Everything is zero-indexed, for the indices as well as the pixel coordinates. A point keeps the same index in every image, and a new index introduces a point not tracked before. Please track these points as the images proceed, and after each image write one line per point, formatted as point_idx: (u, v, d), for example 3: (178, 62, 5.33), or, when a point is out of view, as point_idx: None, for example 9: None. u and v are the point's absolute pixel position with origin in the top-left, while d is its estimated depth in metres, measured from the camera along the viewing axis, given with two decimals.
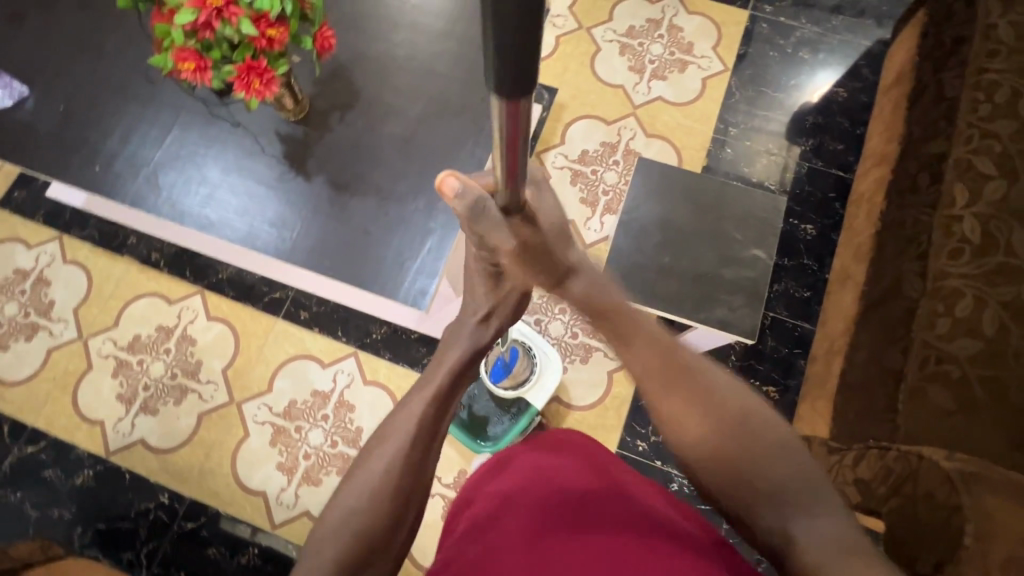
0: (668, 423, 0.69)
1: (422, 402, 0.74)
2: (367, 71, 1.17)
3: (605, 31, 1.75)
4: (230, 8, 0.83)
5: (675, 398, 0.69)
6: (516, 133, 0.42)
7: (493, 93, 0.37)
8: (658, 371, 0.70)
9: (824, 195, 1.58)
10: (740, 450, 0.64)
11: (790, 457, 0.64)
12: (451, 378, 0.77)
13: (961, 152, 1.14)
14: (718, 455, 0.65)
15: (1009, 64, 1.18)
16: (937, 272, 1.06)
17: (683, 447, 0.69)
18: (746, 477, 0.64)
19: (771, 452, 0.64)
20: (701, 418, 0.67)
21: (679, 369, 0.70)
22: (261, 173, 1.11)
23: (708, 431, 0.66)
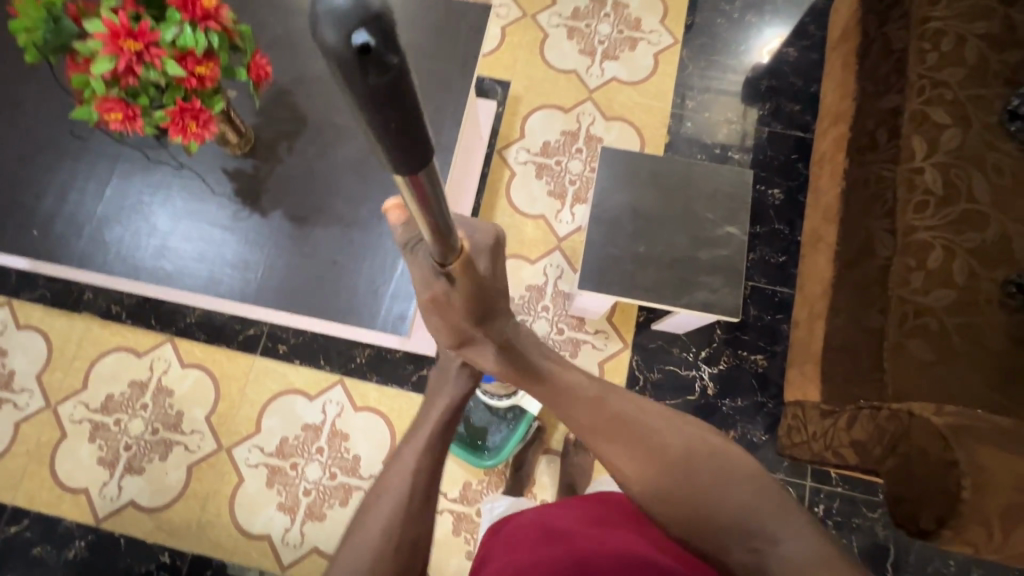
0: (621, 471, 0.69)
1: (414, 454, 0.70)
2: (310, 93, 1.11)
3: (550, 16, 1.71)
4: (150, 49, 0.76)
5: (619, 449, 0.68)
6: (426, 200, 0.35)
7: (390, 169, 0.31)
8: (598, 426, 0.69)
9: (787, 158, 1.58)
10: (692, 490, 0.64)
11: (744, 482, 0.63)
12: (440, 430, 0.74)
13: (915, 104, 1.15)
14: (673, 497, 0.65)
15: (951, 10, 1.19)
16: (906, 228, 1.08)
17: (639, 497, 0.68)
18: (704, 516, 0.63)
19: (724, 485, 0.63)
20: (649, 465, 0.66)
21: (616, 418, 0.68)
22: (214, 215, 1.06)
23: (658, 479, 0.66)
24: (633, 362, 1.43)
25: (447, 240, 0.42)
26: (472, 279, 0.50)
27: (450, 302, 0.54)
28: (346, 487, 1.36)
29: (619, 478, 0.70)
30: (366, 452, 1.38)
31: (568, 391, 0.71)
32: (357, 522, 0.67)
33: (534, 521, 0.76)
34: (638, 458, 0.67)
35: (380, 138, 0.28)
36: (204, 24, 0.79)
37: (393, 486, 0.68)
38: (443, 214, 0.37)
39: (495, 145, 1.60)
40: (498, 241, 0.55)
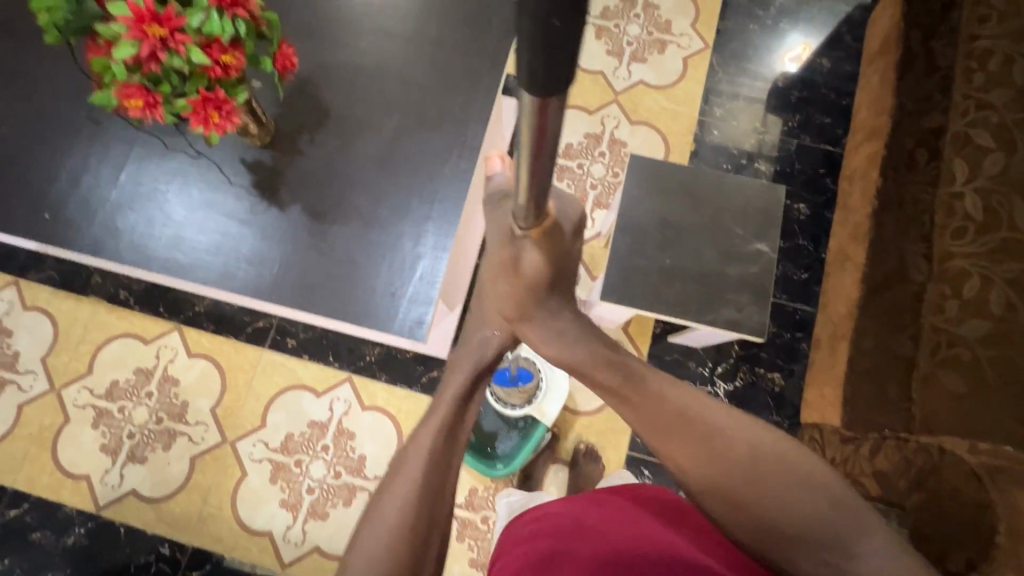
0: (681, 468, 0.69)
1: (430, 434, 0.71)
2: (335, 83, 1.08)
3: None
4: (176, 36, 0.73)
5: (684, 445, 0.69)
6: (543, 138, 0.35)
7: (523, 94, 0.32)
8: (660, 421, 0.71)
9: (814, 172, 1.54)
10: (763, 497, 0.64)
11: (816, 494, 0.63)
12: (456, 405, 0.75)
13: (959, 124, 1.11)
14: (743, 503, 0.65)
15: (1000, 30, 1.15)
16: (942, 253, 1.05)
17: (700, 497, 0.68)
18: (772, 523, 0.63)
19: (795, 491, 0.63)
20: (712, 464, 0.67)
21: (676, 414, 0.71)
22: (230, 207, 1.03)
23: (721, 478, 0.66)
24: None
25: (536, 204, 0.47)
26: (545, 243, 0.59)
27: (519, 266, 0.64)
28: (349, 487, 1.34)
29: (678, 477, 0.70)
30: (372, 452, 1.36)
31: (636, 384, 0.73)
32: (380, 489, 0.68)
33: (555, 514, 0.75)
34: (708, 458, 0.67)
35: (531, 67, 0.29)
36: (232, 11, 0.75)
37: (410, 459, 0.69)
38: (551, 164, 0.39)
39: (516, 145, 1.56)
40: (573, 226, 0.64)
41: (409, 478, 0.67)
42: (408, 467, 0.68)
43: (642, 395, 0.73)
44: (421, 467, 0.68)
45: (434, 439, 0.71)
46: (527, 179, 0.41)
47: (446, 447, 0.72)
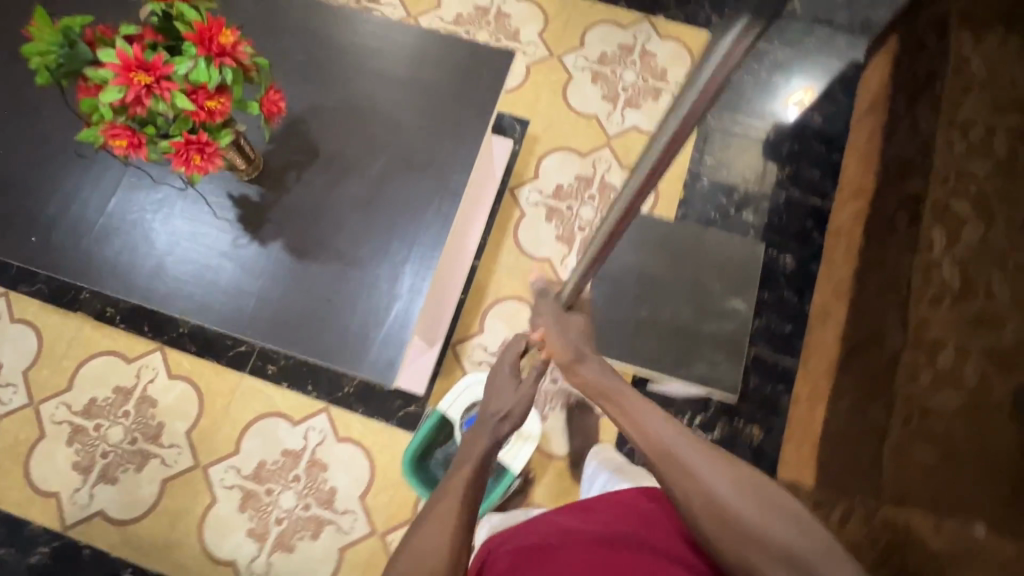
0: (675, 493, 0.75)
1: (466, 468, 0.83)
2: (325, 123, 1.10)
3: (577, 59, 1.72)
4: (162, 83, 0.75)
5: (676, 467, 0.76)
6: (697, 113, 0.51)
7: (704, 64, 0.46)
8: (658, 450, 0.79)
9: (802, 225, 1.55)
10: (746, 515, 0.70)
11: (790, 522, 0.69)
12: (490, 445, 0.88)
13: (939, 191, 1.11)
14: (732, 518, 0.70)
15: (983, 100, 1.16)
16: (919, 321, 1.03)
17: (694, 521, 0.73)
18: (754, 545, 0.69)
19: (771, 515, 0.70)
20: (701, 486, 0.73)
21: (669, 443, 0.78)
22: (213, 240, 1.05)
23: (711, 500, 0.72)
24: None
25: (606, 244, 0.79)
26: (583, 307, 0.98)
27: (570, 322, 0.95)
28: (318, 519, 1.33)
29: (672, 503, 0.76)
30: (343, 485, 1.35)
31: (633, 412, 0.84)
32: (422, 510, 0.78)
33: (534, 519, 0.81)
34: (700, 482, 0.74)
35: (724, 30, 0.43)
36: (219, 60, 0.78)
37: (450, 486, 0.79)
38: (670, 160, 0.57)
39: (507, 183, 1.59)
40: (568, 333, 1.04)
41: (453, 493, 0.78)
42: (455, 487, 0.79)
43: (637, 417, 0.84)
44: (465, 487, 0.79)
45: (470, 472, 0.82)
46: (649, 167, 0.58)
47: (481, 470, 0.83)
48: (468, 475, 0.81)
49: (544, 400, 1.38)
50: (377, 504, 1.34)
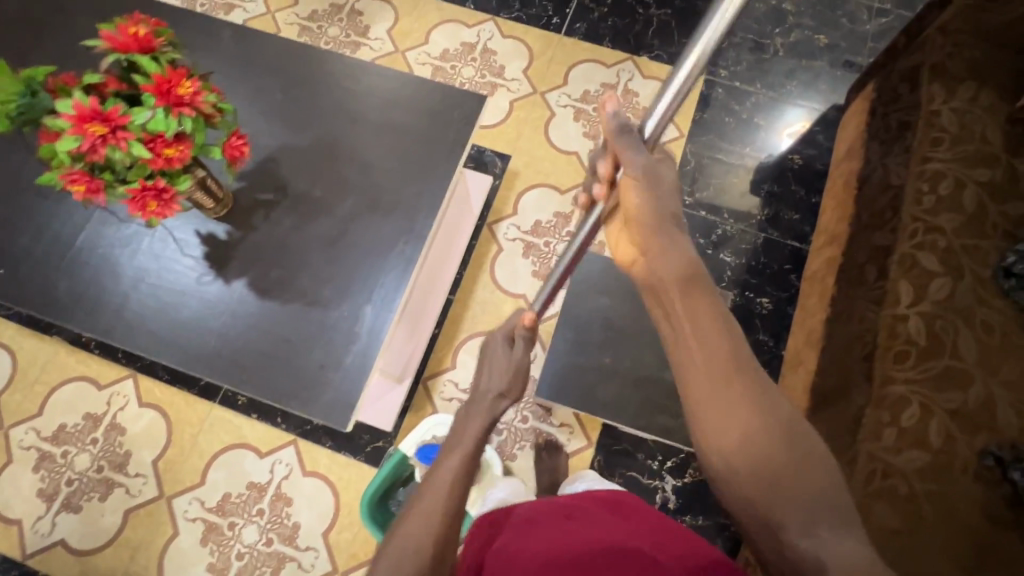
0: (707, 408, 0.59)
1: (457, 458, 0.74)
2: (295, 162, 1.12)
3: (560, 96, 1.74)
4: (117, 133, 0.77)
5: (714, 368, 0.60)
6: None
7: None
8: (716, 364, 0.60)
9: (780, 267, 1.55)
10: (782, 438, 0.57)
11: (822, 476, 0.56)
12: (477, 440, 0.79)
13: (906, 246, 1.10)
14: (762, 449, 0.57)
15: (953, 153, 1.17)
16: (882, 377, 1.02)
17: (710, 449, 0.60)
18: (774, 482, 0.56)
19: (806, 462, 0.56)
20: (745, 412, 0.58)
21: (733, 363, 0.60)
22: (179, 276, 1.06)
23: (750, 428, 0.57)
24: (595, 462, 1.36)
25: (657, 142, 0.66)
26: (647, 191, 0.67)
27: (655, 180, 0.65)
28: (279, 555, 1.31)
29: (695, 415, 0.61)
30: (306, 520, 1.33)
31: (705, 338, 0.61)
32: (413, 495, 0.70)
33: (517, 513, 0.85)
34: (735, 400, 0.58)
35: None
36: (177, 110, 0.80)
37: (441, 472, 0.71)
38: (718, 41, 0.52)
39: (485, 218, 1.60)
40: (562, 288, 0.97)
41: (445, 477, 0.70)
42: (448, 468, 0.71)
43: (698, 333, 0.61)
44: (459, 469, 0.72)
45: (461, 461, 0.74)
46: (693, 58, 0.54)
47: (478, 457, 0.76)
48: (463, 459, 0.74)
49: (514, 438, 1.37)
50: (340, 542, 1.32)
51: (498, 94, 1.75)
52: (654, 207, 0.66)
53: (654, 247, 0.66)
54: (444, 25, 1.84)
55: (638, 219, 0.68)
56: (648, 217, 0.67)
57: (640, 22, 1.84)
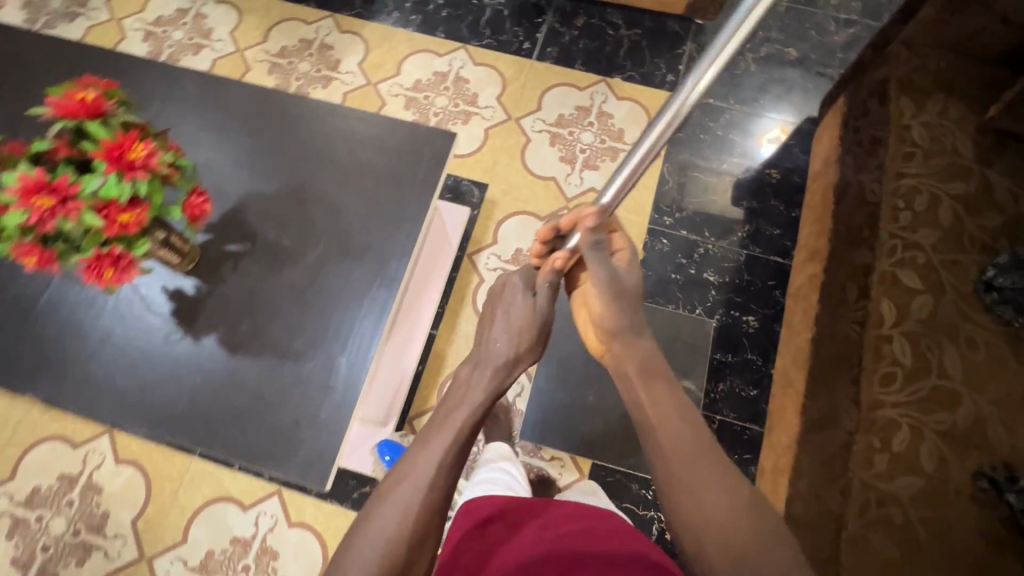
0: (688, 496, 0.77)
1: (449, 436, 0.87)
2: (262, 210, 1.09)
3: (534, 121, 1.74)
4: (68, 203, 0.75)
5: (687, 454, 0.80)
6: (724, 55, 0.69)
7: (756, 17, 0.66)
8: (685, 450, 0.80)
9: (763, 284, 1.54)
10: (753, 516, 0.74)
11: (779, 554, 0.72)
12: (471, 416, 0.91)
13: (885, 264, 1.09)
14: (724, 531, 0.74)
15: (926, 167, 1.17)
16: (871, 401, 1.00)
17: (679, 525, 0.77)
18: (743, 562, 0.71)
19: (767, 545, 0.73)
20: (717, 496, 0.76)
21: (701, 451, 0.80)
22: (145, 334, 1.02)
23: (722, 516, 0.74)
24: None
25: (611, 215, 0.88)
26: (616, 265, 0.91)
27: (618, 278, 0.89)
28: None
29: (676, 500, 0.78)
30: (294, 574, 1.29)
31: (666, 431, 0.82)
32: (405, 456, 0.85)
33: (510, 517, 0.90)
34: (706, 482, 0.77)
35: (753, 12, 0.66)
36: (131, 175, 0.78)
37: (433, 445, 0.86)
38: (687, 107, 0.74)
39: (465, 249, 1.58)
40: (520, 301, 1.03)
41: (430, 457, 0.84)
42: (437, 447, 0.85)
43: (666, 426, 0.83)
44: (448, 449, 0.85)
45: (451, 438, 0.87)
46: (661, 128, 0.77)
47: (468, 430, 0.90)
48: (455, 435, 0.88)
49: None
50: None
51: (472, 123, 1.74)
52: (617, 306, 0.90)
53: (608, 322, 0.91)
54: (415, 56, 1.84)
55: (597, 320, 0.94)
56: (608, 322, 0.92)
57: (611, 44, 1.84)
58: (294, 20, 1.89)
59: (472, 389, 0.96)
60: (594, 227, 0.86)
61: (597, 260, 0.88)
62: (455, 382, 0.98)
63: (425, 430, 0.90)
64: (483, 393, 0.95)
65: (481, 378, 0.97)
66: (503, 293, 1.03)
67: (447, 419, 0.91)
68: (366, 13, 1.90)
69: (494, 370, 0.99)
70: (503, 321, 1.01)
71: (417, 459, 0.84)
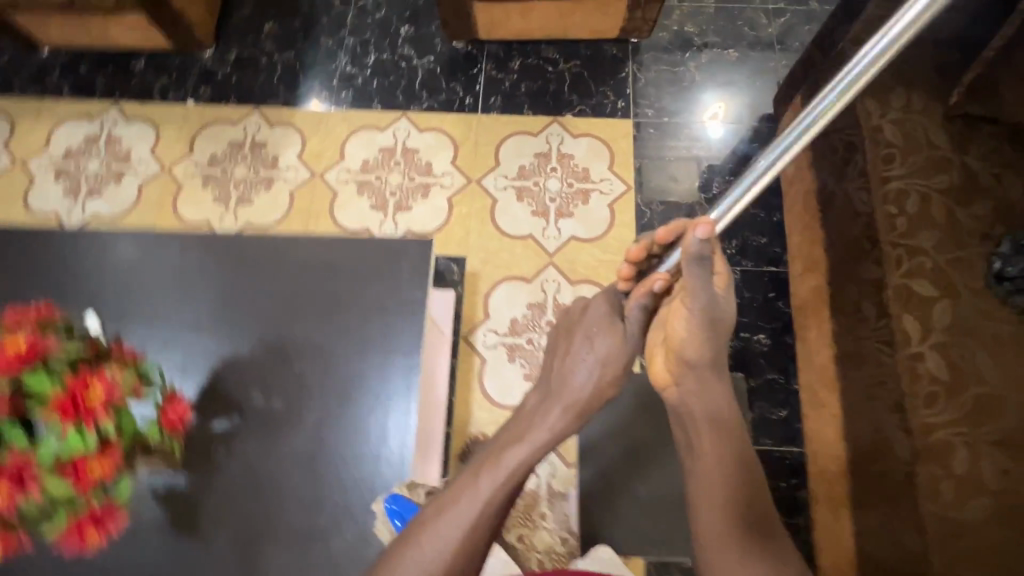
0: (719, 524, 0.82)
1: (492, 484, 0.83)
2: (243, 377, 0.99)
3: (496, 179, 1.67)
4: (30, 477, 0.71)
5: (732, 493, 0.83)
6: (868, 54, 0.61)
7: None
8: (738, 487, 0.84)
9: (765, 297, 1.51)
10: (783, 562, 0.79)
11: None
12: (530, 455, 0.86)
13: (897, 277, 1.08)
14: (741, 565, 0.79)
15: (907, 166, 1.15)
16: (922, 427, 0.98)
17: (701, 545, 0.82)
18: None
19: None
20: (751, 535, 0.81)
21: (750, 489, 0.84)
22: (142, 551, 0.91)
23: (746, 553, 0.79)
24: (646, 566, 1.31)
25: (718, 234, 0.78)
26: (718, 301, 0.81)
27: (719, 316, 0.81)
28: None
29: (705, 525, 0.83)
30: None
31: (724, 464, 0.85)
32: (450, 488, 0.85)
33: None
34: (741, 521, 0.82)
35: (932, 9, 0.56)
36: (86, 422, 0.73)
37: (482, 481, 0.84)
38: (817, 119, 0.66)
39: (459, 332, 1.50)
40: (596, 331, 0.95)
41: (480, 497, 0.82)
42: (482, 491, 0.82)
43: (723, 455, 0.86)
44: (494, 492, 0.83)
45: (508, 474, 0.84)
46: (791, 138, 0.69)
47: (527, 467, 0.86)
48: (510, 473, 0.84)
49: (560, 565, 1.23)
50: None
51: (433, 194, 1.65)
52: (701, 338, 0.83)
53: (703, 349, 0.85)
54: (355, 135, 1.74)
55: (684, 347, 0.86)
56: (698, 350, 0.85)
57: (553, 80, 1.79)
58: (218, 123, 1.76)
59: (545, 427, 0.89)
60: (703, 243, 0.73)
61: (696, 282, 0.77)
62: (523, 410, 0.94)
63: (476, 465, 0.87)
64: (551, 426, 0.89)
65: (553, 413, 0.91)
66: (590, 316, 0.95)
67: (499, 456, 0.86)
68: (292, 99, 1.79)
69: (563, 395, 0.92)
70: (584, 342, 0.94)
71: (465, 496, 0.83)
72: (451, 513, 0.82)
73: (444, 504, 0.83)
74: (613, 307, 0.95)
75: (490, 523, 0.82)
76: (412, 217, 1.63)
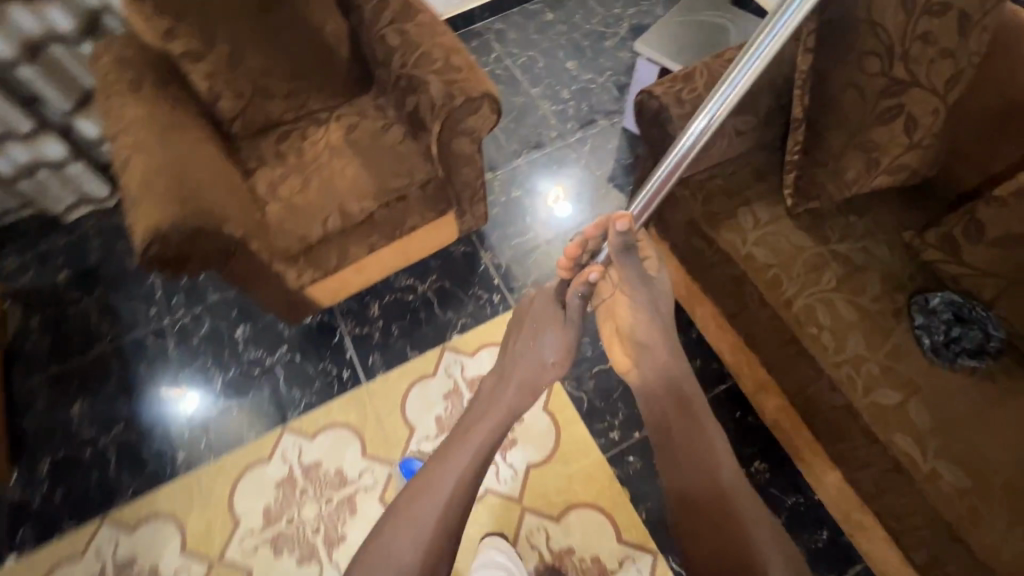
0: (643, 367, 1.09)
1: (467, 456, 0.99)
2: None
3: (419, 446, 1.47)
4: None
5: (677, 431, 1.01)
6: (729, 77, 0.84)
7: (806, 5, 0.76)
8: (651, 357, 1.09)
9: (734, 419, 1.43)
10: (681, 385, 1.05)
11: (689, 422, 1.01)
12: (491, 431, 1.03)
13: (863, 399, 1.04)
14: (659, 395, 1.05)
15: (795, 279, 1.16)
16: (983, 547, 0.93)
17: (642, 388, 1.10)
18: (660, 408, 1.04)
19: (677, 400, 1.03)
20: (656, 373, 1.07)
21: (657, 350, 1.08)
22: None
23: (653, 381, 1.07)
24: None
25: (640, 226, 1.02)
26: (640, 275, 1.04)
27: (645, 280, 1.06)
28: None
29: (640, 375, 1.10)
30: None
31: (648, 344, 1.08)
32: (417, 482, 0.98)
33: None
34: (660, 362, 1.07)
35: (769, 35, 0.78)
36: None
37: (457, 455, 0.99)
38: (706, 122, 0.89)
39: None
40: (546, 312, 1.13)
41: (454, 472, 0.97)
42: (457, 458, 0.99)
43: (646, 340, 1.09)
44: (467, 461, 0.98)
45: (478, 442, 1.01)
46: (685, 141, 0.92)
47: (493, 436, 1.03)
48: (477, 445, 1.00)
49: None
50: None
51: (361, 504, 1.41)
52: (636, 309, 1.08)
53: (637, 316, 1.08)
54: (240, 483, 1.45)
55: (624, 322, 1.11)
56: (636, 318, 1.08)
57: (421, 307, 1.67)
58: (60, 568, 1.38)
59: (503, 406, 1.07)
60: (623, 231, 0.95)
61: (626, 264, 1.02)
62: (483, 394, 1.12)
63: (451, 438, 1.04)
64: (506, 408, 1.06)
65: (509, 391, 1.09)
66: (535, 310, 1.14)
67: (469, 434, 1.03)
68: (145, 481, 1.46)
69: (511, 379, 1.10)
70: (537, 324, 1.13)
71: (437, 481, 0.96)
72: (439, 480, 0.96)
73: (413, 495, 0.95)
74: (553, 297, 1.14)
75: (456, 508, 0.95)
76: (351, 546, 1.36)
